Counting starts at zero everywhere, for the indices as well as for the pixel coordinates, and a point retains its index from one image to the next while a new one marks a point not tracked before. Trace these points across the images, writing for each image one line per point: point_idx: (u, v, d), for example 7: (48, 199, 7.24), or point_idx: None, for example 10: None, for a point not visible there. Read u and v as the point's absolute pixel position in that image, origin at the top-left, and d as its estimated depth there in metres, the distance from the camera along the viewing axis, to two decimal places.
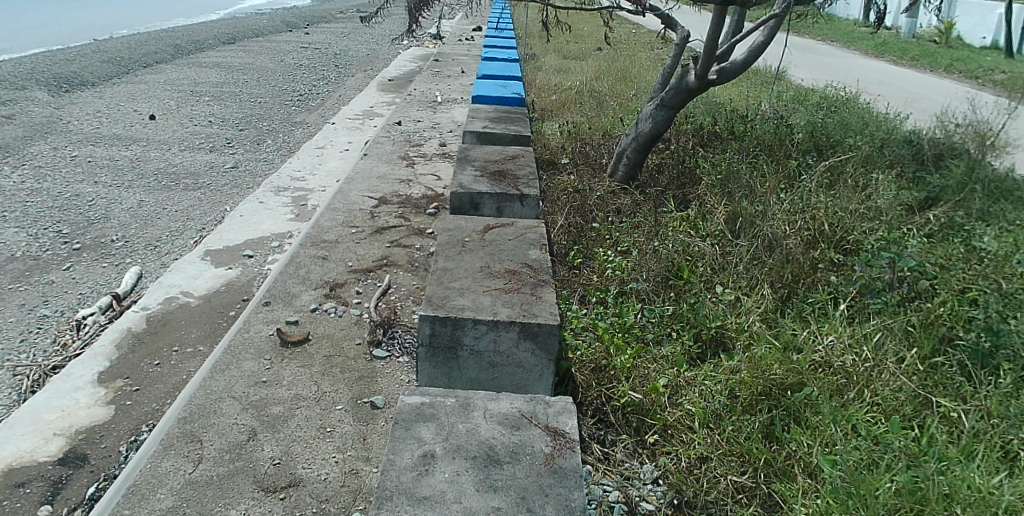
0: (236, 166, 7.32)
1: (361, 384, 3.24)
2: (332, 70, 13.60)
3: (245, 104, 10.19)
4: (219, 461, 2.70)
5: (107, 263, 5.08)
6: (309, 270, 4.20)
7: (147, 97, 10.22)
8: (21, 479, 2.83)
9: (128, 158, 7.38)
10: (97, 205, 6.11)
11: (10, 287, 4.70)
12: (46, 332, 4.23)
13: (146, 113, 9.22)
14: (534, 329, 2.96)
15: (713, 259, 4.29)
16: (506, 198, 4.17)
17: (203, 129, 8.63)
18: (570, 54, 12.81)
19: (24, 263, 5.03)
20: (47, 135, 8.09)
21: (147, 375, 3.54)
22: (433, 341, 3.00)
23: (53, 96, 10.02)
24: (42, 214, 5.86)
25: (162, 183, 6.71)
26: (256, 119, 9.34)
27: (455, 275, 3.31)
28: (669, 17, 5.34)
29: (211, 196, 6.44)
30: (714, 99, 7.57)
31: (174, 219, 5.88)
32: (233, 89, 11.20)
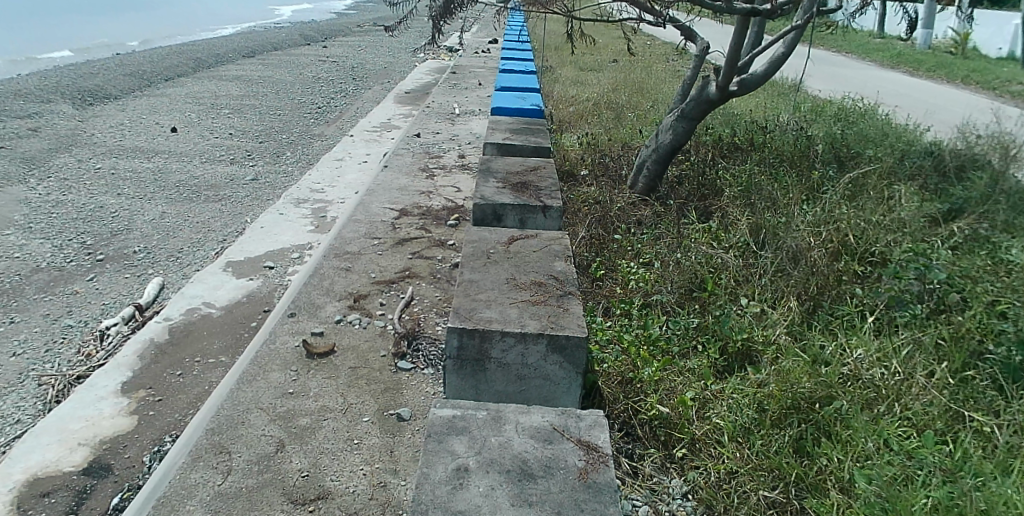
0: (255, 178, 7.37)
1: (387, 396, 3.22)
2: (351, 82, 13.72)
3: (265, 116, 10.30)
4: (247, 473, 2.70)
5: (130, 274, 5.11)
6: (332, 281, 4.20)
7: (169, 109, 10.34)
8: (50, 488, 2.85)
9: (151, 169, 7.46)
10: (120, 216, 6.16)
11: (36, 297, 4.75)
12: (71, 343, 4.25)
13: (168, 126, 9.31)
14: (563, 342, 2.96)
15: (737, 271, 4.27)
16: (530, 210, 4.13)
17: (224, 141, 8.71)
18: (587, 65, 12.85)
19: (49, 274, 5.07)
20: (71, 147, 8.18)
21: (173, 384, 3.54)
22: (461, 354, 3.01)
23: (76, 109, 10.14)
24: (66, 225, 5.91)
25: (184, 194, 6.76)
26: (276, 132, 9.41)
27: (481, 287, 3.30)
28: (688, 29, 5.29)
29: (232, 208, 6.47)
30: (733, 111, 7.58)
31: (196, 230, 5.92)
32: (253, 102, 11.30)
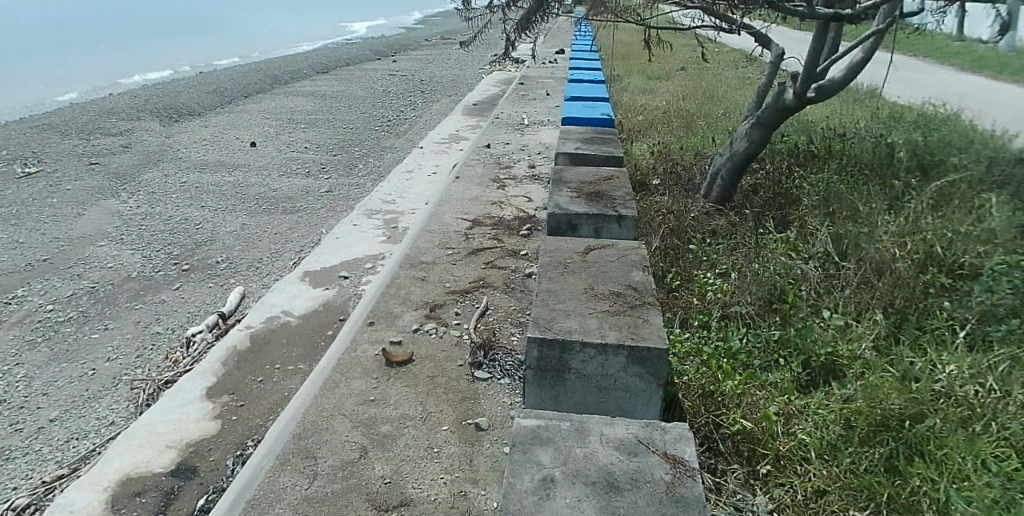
0: (328, 190, 7.59)
1: (465, 405, 3.23)
2: (419, 95, 14.01)
3: (338, 129, 10.61)
4: (332, 478, 2.75)
5: (214, 283, 5.33)
6: (408, 290, 4.27)
7: (248, 125, 10.78)
8: (145, 488, 2.97)
9: (232, 183, 7.78)
10: (204, 228, 6.44)
11: (128, 305, 5.00)
12: (160, 350, 4.45)
13: (248, 141, 9.71)
14: (643, 354, 2.91)
15: (818, 282, 4.12)
16: (604, 219, 4.09)
17: (300, 155, 9.01)
18: (653, 74, 12.73)
19: (140, 283, 5.34)
20: (159, 162, 8.62)
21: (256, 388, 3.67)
22: (541, 365, 3.00)
23: (163, 126, 10.69)
24: (155, 237, 6.22)
25: (263, 206, 7.02)
26: (348, 145, 9.68)
27: (560, 297, 3.29)
28: (763, 35, 5.18)
29: (308, 220, 6.67)
30: (808, 118, 7.37)
31: (275, 241, 6.13)
32: (327, 116, 11.67)
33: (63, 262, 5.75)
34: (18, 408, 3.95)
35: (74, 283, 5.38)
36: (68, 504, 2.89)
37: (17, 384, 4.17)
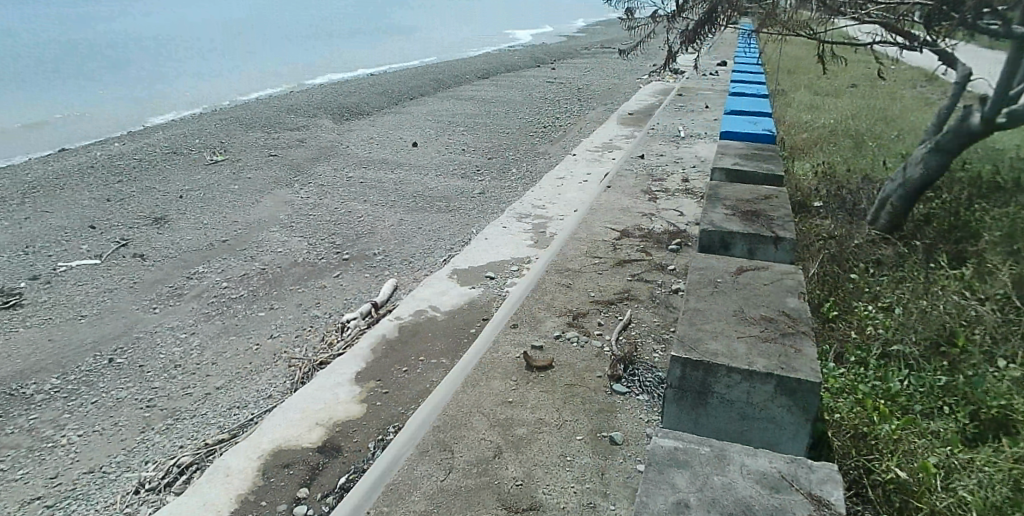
0: (476, 192, 7.82)
1: (601, 417, 3.18)
2: (575, 103, 14.10)
3: (494, 134, 10.92)
4: (467, 473, 2.81)
5: (370, 273, 5.66)
6: (552, 296, 4.29)
7: (411, 126, 11.38)
8: (290, 458, 3.18)
9: (394, 180, 8.24)
10: (365, 220, 6.86)
11: (293, 288, 5.44)
12: (318, 331, 4.78)
13: (410, 141, 10.25)
14: (794, 385, 2.73)
15: (997, 327, 3.68)
16: (760, 240, 3.88)
17: (457, 156, 9.38)
18: (825, 89, 11.96)
19: (305, 268, 5.79)
20: (330, 157, 9.30)
21: (401, 378, 3.83)
22: (682, 384, 2.91)
23: (335, 123, 11.53)
24: (323, 226, 6.71)
25: (419, 204, 7.37)
26: (502, 149, 9.94)
27: (708, 317, 3.17)
28: (951, 53, 4.73)
29: (458, 220, 6.91)
30: (1006, 146, 6.60)
31: (428, 238, 6.41)
32: (483, 120, 12.05)
33: (243, 243, 6.36)
34: (192, 375, 4.40)
35: (249, 263, 5.92)
36: (228, 464, 3.15)
37: (194, 352, 4.65)
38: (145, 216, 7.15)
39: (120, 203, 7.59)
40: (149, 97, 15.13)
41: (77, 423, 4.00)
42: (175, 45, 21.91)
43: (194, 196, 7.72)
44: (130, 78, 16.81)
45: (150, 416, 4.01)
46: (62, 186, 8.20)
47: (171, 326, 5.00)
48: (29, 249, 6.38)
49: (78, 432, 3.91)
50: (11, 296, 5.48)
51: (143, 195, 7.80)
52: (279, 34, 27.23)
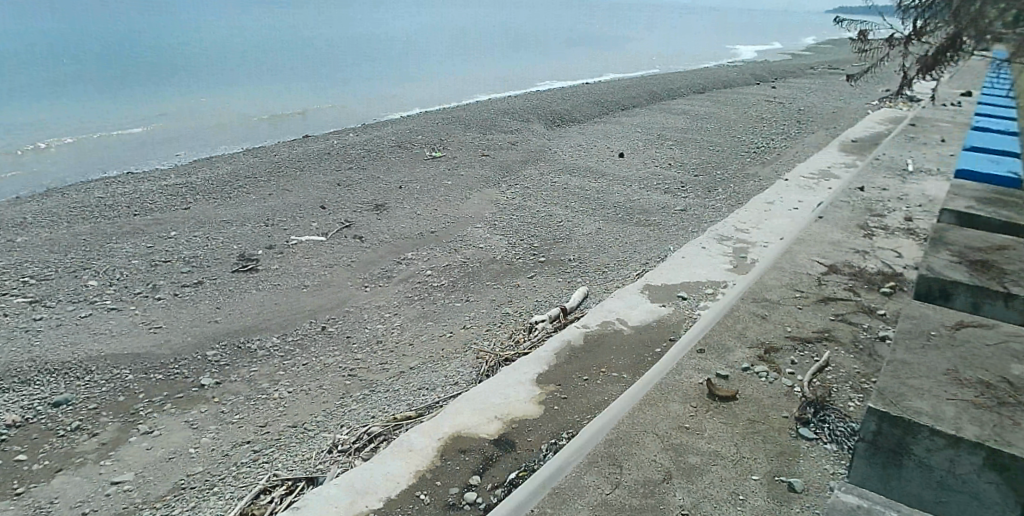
0: (682, 191, 6.66)
1: (782, 456, 2.60)
2: (811, 98, 12.78)
3: (719, 120, 10.21)
4: (635, 492, 2.44)
5: (575, 239, 5.46)
6: (772, 294, 3.55)
7: (627, 108, 11.03)
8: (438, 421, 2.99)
9: (611, 156, 7.99)
10: (581, 191, 6.70)
11: (497, 242, 5.41)
12: (513, 288, 4.65)
13: (625, 123, 9.91)
14: (1007, 462, 2.14)
15: None
16: (985, 291, 3.09)
17: (677, 139, 8.90)
18: None
19: (513, 226, 5.75)
20: (547, 132, 9.25)
21: (580, 377, 3.08)
22: (875, 440, 2.37)
23: (549, 101, 11.47)
24: (537, 192, 6.67)
25: (636, 179, 7.07)
26: (730, 134, 9.27)
27: (911, 369, 2.52)
28: None
29: (675, 198, 6.47)
30: None
31: (638, 212, 6.06)
32: (706, 107, 11.36)
33: (455, 196, 6.50)
34: (385, 351, 4.02)
35: (448, 255, 5.21)
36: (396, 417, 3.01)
37: (391, 330, 4.23)
38: (367, 202, 6.42)
39: (353, 181, 7.10)
40: (371, 75, 16.05)
41: (294, 326, 4.31)
42: (424, 43, 22.72)
43: (412, 188, 6.80)
44: (357, 60, 17.87)
45: (347, 384, 3.71)
46: (278, 153, 8.25)
47: (374, 304, 4.57)
48: (272, 223, 5.92)
49: (289, 388, 3.71)
50: (249, 261, 5.18)
51: (372, 179, 7.09)
52: (520, 37, 27.39)
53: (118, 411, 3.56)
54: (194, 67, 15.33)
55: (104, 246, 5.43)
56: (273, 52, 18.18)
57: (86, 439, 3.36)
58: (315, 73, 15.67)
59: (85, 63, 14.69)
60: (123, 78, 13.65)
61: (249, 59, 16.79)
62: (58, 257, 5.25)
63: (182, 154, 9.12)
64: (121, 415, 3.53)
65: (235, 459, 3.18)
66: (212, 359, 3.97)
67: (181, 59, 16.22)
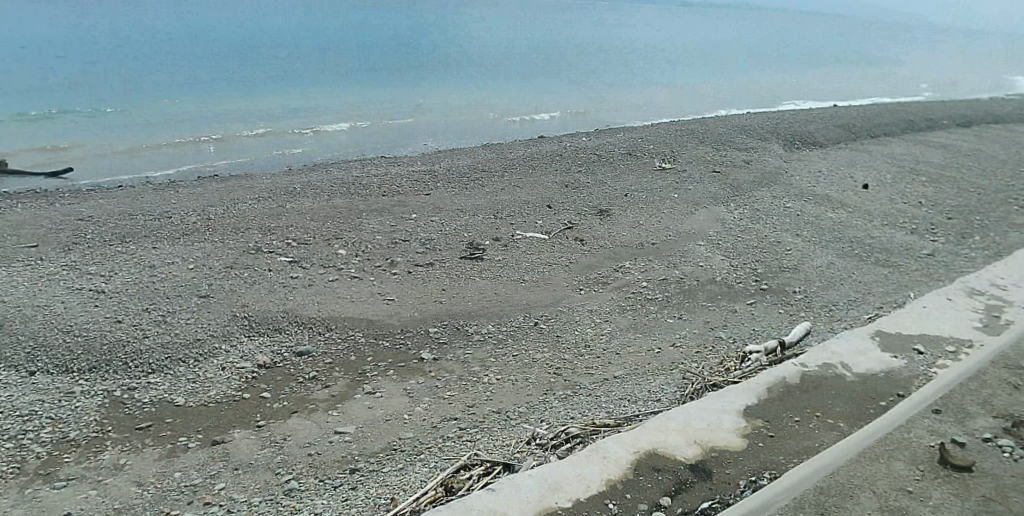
0: (933, 236, 5.04)
1: None
2: None
3: (990, 139, 8.74)
4: None
5: (815, 240, 4.93)
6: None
7: (867, 116, 9.84)
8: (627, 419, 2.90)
9: (860, 164, 7.13)
10: (826, 193, 6.03)
11: (725, 232, 5.00)
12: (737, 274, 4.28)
13: (869, 132, 8.84)
14: None
15: None
16: None
17: (937, 154, 7.75)
18: None
19: (743, 216, 5.31)
20: (779, 130, 8.49)
21: (790, 412, 2.86)
22: None
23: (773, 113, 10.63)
24: (774, 188, 6.09)
25: (890, 188, 6.24)
26: (1007, 153, 7.89)
27: None
28: None
29: (944, 212, 5.60)
30: None
31: (894, 223, 5.33)
32: (967, 124, 9.81)
33: (678, 182, 6.19)
34: (594, 357, 3.38)
35: (666, 269, 4.32)
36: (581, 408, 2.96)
37: (601, 336, 3.56)
38: (590, 206, 5.54)
39: (584, 186, 6.12)
40: (582, 80, 15.99)
41: (512, 269, 4.33)
42: (618, 53, 22.26)
43: (642, 197, 5.75)
44: (564, 66, 17.94)
45: (550, 382, 3.18)
46: (541, 168, 6.86)
47: (592, 307, 3.87)
48: (500, 215, 5.34)
49: (499, 375, 3.24)
50: (476, 249, 4.64)
51: (601, 184, 6.15)
52: (719, 51, 25.59)
53: (348, 368, 3.29)
54: (418, 68, 16.56)
55: (351, 220, 5.19)
56: (488, 59, 19.08)
57: (322, 388, 3.14)
58: (527, 76, 16.05)
59: (329, 63, 16.61)
60: (364, 75, 15.21)
61: (465, 64, 17.71)
62: (289, 222, 5.15)
63: (420, 139, 9.75)
64: (350, 372, 3.26)
65: (437, 433, 2.83)
66: (433, 336, 3.56)
67: (407, 61, 17.72)
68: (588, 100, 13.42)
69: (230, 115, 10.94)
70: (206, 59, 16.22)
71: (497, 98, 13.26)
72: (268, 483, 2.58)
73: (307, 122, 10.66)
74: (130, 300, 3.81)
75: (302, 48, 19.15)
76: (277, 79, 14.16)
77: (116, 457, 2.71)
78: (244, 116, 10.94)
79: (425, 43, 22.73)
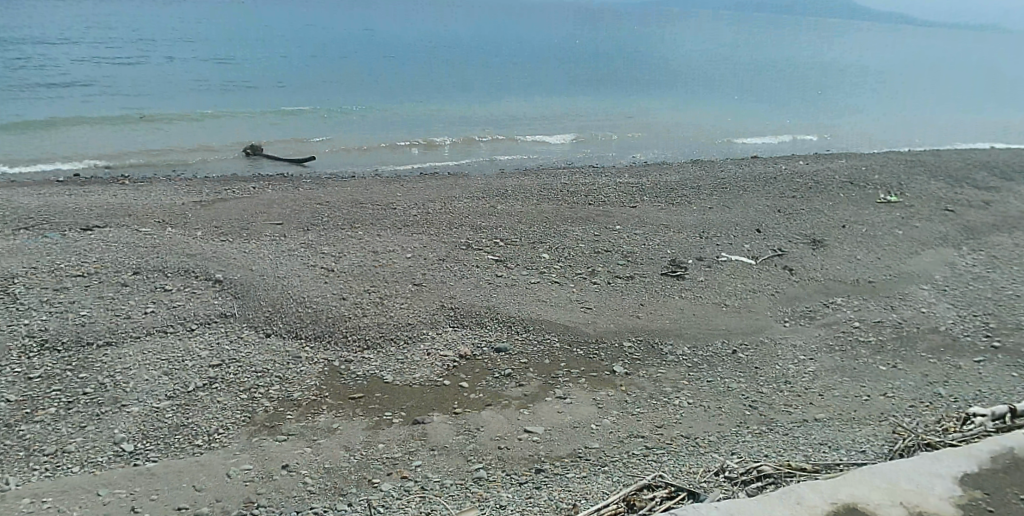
0: None
1: None
2: None
3: None
4: None
5: None
6: None
7: None
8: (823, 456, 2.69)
9: None
10: None
11: (967, 278, 4.49)
12: (970, 325, 3.86)
13: None
14: None
15: None
16: None
17: None
18: None
19: (990, 265, 4.73)
20: None
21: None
22: None
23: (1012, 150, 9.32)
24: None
25: None
26: None
27: None
28: None
29: None
30: None
31: None
32: None
33: (907, 218, 5.66)
34: (794, 395, 3.20)
35: (884, 311, 4.01)
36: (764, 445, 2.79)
37: (804, 375, 3.36)
38: (802, 234, 5.25)
39: (795, 213, 5.79)
40: (775, 102, 15.36)
41: (716, 290, 4.23)
42: (813, 76, 21.01)
43: (862, 229, 5.34)
44: (755, 89, 17.40)
45: (745, 414, 3.04)
46: (745, 190, 6.60)
47: (796, 342, 3.66)
48: (706, 234, 5.21)
49: (690, 399, 3.16)
50: (678, 266, 4.58)
51: (817, 212, 5.79)
52: (931, 74, 23.16)
53: (541, 371, 3.37)
54: (605, 85, 17.00)
55: (557, 225, 5.33)
56: (675, 78, 18.97)
57: (515, 386, 3.24)
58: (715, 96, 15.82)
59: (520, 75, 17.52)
60: (554, 89, 15.87)
61: (651, 83, 17.86)
62: (499, 222, 5.39)
63: (617, 151, 9.98)
64: (543, 374, 3.33)
65: (623, 448, 2.81)
66: (627, 351, 3.55)
67: (595, 77, 18.16)
68: (784, 123, 12.90)
69: (439, 117, 11.96)
70: (414, 67, 17.83)
71: (687, 116, 13.23)
72: (459, 467, 2.71)
73: (508, 127, 11.35)
74: (354, 281, 4.16)
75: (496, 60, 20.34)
76: (478, 88, 15.21)
77: (329, 421, 2.98)
78: (452, 119, 11.90)
79: (610, 59, 23.05)
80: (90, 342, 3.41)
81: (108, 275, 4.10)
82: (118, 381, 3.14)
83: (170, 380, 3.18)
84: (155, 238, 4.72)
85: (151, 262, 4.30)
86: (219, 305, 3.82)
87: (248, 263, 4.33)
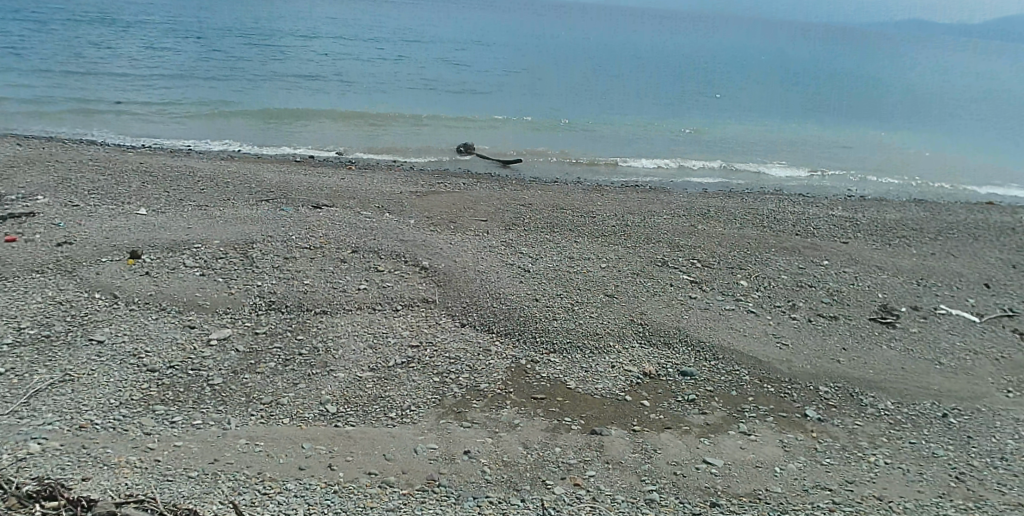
0: None
1: None
2: None
3: None
4: None
5: None
6: None
7: None
8: None
9: None
10: None
11: None
12: None
13: None
14: None
15: None
16: None
17: None
18: None
19: None
20: None
21: None
22: None
23: None
24: None
25: None
26: None
27: None
28: None
29: None
30: None
31: None
32: None
33: None
34: (971, 473, 3.42)
35: None
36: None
37: (993, 457, 3.56)
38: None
39: (1005, 284, 6.00)
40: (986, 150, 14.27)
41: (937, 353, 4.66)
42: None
43: None
44: (960, 133, 16.22)
45: (908, 482, 3.29)
46: (954, 245, 7.08)
47: (1019, 417, 3.97)
48: (941, 309, 5.35)
49: (887, 458, 3.50)
50: (889, 314, 5.17)
51: None
52: None
53: (727, 403, 3.88)
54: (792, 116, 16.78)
55: (761, 254, 6.10)
56: (859, 112, 18.55)
57: (698, 414, 3.76)
58: (914, 139, 15.06)
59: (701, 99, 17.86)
60: (737, 116, 16.00)
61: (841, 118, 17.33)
62: (726, 259, 5.92)
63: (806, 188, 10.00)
64: (728, 407, 3.84)
65: (807, 498, 3.11)
66: (823, 394, 4.05)
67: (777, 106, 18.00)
68: (981, 170, 12.36)
69: (622, 135, 12.85)
70: (593, 85, 19.03)
71: (881, 158, 12.80)
72: (633, 485, 3.12)
73: (687, 150, 11.99)
74: (545, 284, 5.10)
75: (669, 81, 20.99)
76: (657, 110, 15.93)
77: (512, 417, 3.61)
78: (634, 137, 12.73)
79: (791, 85, 22.84)
80: (308, 309, 4.51)
81: (331, 251, 5.41)
82: (330, 347, 4.09)
83: (374, 353, 4.08)
84: (414, 236, 5.87)
85: (367, 244, 5.59)
86: (422, 290, 4.86)
87: (449, 256, 5.47)
